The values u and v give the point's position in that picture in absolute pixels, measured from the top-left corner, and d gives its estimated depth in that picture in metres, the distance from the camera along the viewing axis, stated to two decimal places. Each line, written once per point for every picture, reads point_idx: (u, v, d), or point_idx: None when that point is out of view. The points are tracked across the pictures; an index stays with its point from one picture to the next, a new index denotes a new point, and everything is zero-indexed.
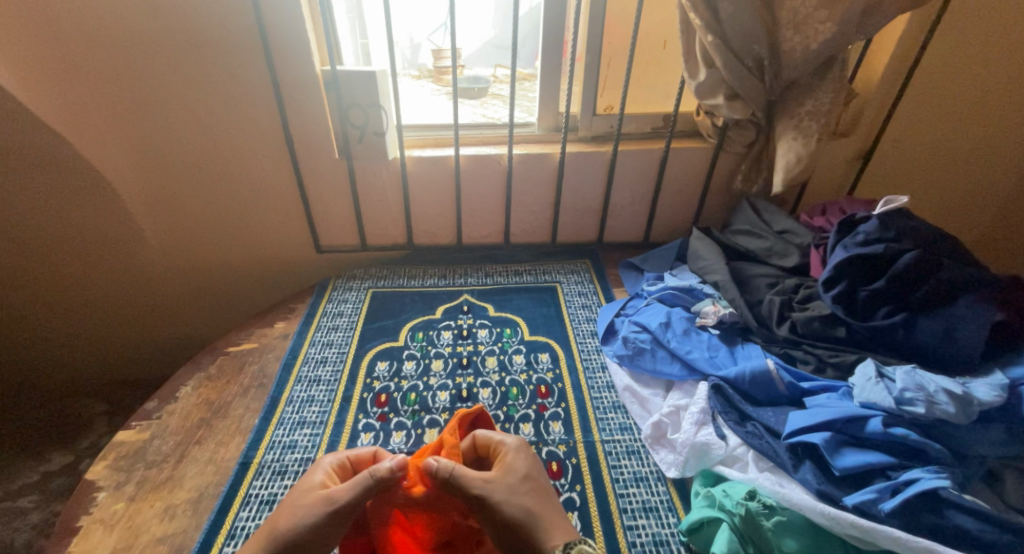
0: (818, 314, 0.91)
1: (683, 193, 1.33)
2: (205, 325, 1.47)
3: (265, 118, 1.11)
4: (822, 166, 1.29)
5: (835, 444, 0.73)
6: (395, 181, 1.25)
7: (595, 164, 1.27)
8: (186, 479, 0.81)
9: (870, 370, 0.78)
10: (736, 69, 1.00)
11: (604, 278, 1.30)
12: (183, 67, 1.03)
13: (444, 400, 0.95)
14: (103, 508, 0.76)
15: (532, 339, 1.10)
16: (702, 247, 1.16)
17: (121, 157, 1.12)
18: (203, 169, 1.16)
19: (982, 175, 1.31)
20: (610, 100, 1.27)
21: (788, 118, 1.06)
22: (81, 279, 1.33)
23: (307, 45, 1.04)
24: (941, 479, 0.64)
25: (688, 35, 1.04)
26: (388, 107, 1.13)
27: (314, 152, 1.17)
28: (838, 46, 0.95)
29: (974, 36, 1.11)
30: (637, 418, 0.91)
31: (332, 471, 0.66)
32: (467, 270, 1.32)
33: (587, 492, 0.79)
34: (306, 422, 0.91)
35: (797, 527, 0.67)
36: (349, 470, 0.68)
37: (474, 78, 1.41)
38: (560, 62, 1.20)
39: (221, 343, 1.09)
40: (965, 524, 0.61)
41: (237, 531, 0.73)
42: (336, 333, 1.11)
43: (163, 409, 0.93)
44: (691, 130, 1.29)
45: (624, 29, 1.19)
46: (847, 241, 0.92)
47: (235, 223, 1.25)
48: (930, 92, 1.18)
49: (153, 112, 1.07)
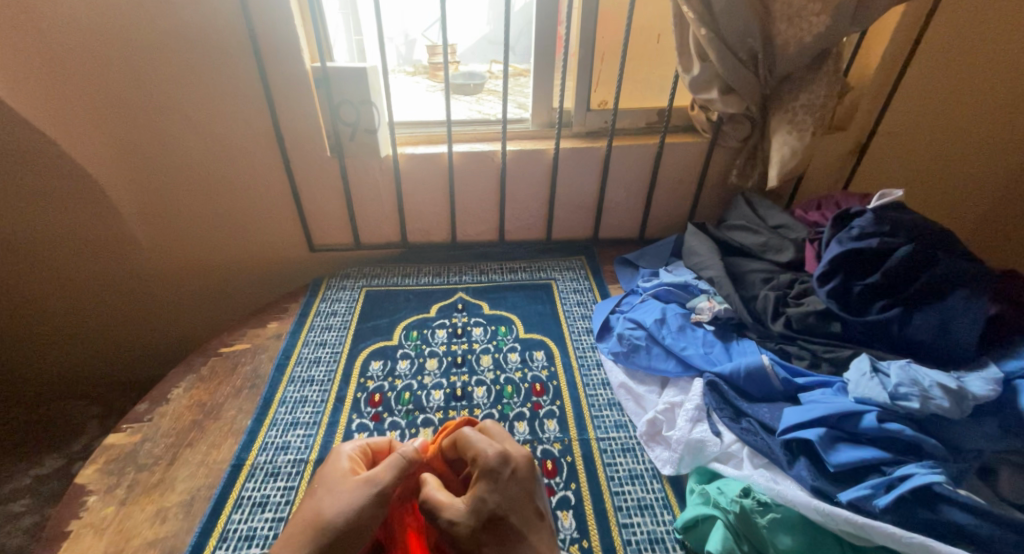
0: (812, 309, 0.90)
1: (678, 188, 1.33)
2: (198, 325, 1.46)
3: (256, 115, 1.10)
4: (818, 160, 1.29)
5: (829, 440, 0.72)
6: (388, 179, 1.24)
7: (589, 161, 1.27)
8: (177, 482, 0.80)
9: (865, 366, 0.78)
10: (730, 63, 0.99)
11: (599, 274, 1.29)
12: (170, 66, 1.02)
13: (438, 399, 0.95)
14: (93, 512, 0.75)
15: (526, 337, 1.10)
16: (697, 242, 1.15)
17: (109, 156, 1.11)
18: (193, 168, 1.14)
19: (978, 167, 1.31)
20: (603, 96, 1.27)
21: (782, 112, 1.05)
22: (72, 280, 1.32)
23: (296, 41, 1.03)
24: (935, 474, 0.64)
25: (682, 28, 1.03)
26: (379, 104, 1.12)
27: (306, 150, 1.16)
28: (832, 39, 0.94)
29: (969, 27, 1.10)
30: (632, 415, 0.91)
31: (355, 457, 0.65)
32: (461, 268, 1.32)
33: (582, 490, 0.79)
34: (299, 423, 0.90)
35: (792, 524, 0.67)
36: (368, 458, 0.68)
37: (468, 74, 1.40)
38: (553, 58, 1.19)
39: (213, 344, 1.08)
40: (960, 519, 0.61)
41: (229, 534, 0.73)
42: (329, 333, 1.11)
43: (154, 411, 0.92)
44: (686, 125, 1.29)
45: (618, 24, 1.18)
46: (842, 236, 0.91)
47: (227, 223, 1.24)
48: (926, 85, 1.18)
49: (140, 110, 1.06)
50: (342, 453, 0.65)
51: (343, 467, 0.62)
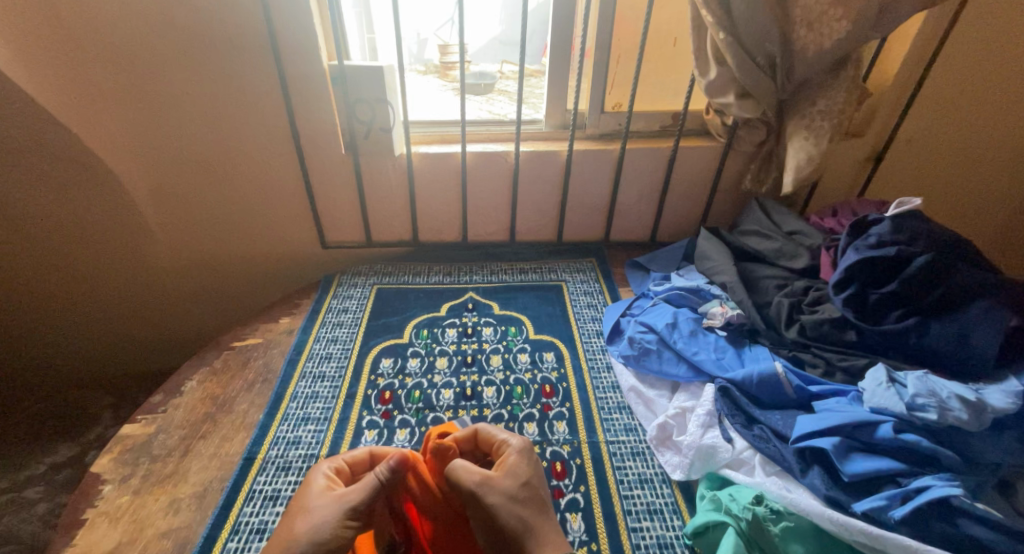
0: (827, 317, 0.89)
1: (691, 192, 1.32)
2: (210, 318, 1.47)
3: (272, 111, 1.11)
4: (833, 167, 1.27)
5: (843, 449, 0.72)
6: (401, 177, 1.24)
7: (602, 163, 1.26)
8: (190, 473, 0.81)
9: (882, 375, 0.77)
10: (748, 68, 0.99)
11: (610, 277, 1.29)
12: (191, 62, 1.03)
13: (448, 398, 0.95)
14: (108, 501, 0.76)
15: (536, 338, 1.10)
16: (709, 247, 1.15)
17: (128, 150, 1.12)
18: (210, 164, 1.16)
19: (995, 177, 1.29)
20: (618, 98, 1.26)
21: (799, 117, 1.05)
22: (88, 272, 1.33)
23: (315, 40, 1.04)
24: (953, 487, 0.63)
25: (700, 31, 1.03)
26: (395, 102, 1.12)
27: (321, 148, 1.17)
28: (852, 44, 0.93)
29: (991, 35, 1.09)
30: (642, 419, 0.91)
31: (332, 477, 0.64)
32: (472, 268, 1.32)
33: (591, 493, 0.79)
34: (310, 418, 0.91)
35: (804, 534, 0.66)
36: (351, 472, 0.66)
37: (481, 74, 1.40)
38: (569, 58, 1.19)
39: (226, 338, 1.09)
40: (978, 534, 0.60)
41: (241, 527, 0.74)
42: (340, 329, 1.11)
43: (168, 403, 0.93)
44: (701, 129, 1.28)
45: (634, 26, 1.17)
46: (859, 244, 0.90)
47: (241, 218, 1.25)
48: (945, 92, 1.16)
49: (160, 105, 1.07)
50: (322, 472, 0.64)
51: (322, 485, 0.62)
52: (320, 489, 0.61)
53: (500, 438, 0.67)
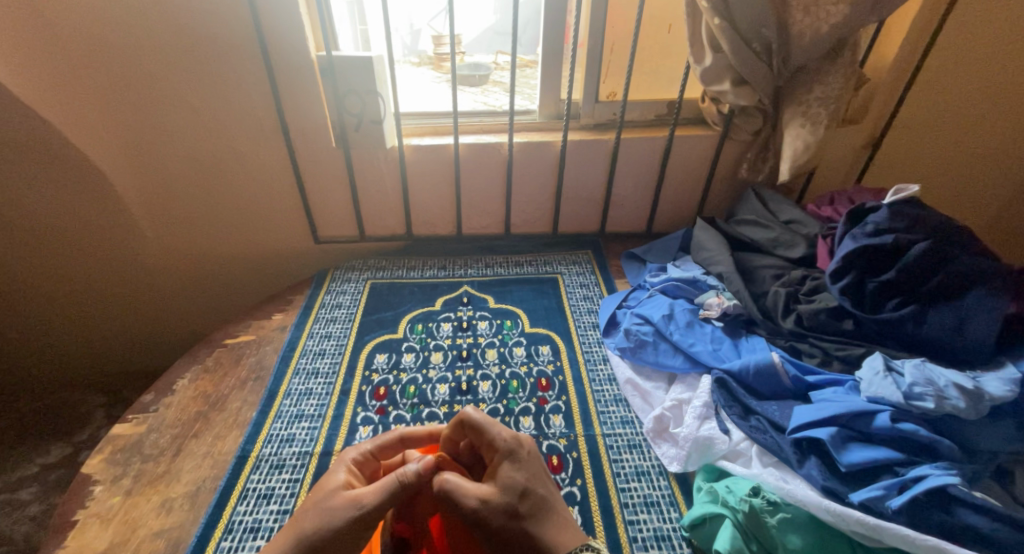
0: (823, 306, 0.89)
1: (687, 182, 1.31)
2: (203, 315, 1.46)
3: (260, 103, 1.08)
4: (830, 154, 1.26)
5: (840, 439, 0.71)
6: (393, 169, 1.22)
7: (597, 154, 1.25)
8: (183, 472, 0.80)
9: (879, 364, 0.76)
10: (744, 54, 0.97)
11: (606, 269, 1.28)
12: (174, 55, 1.01)
13: (443, 393, 0.94)
14: (99, 502, 0.75)
15: (532, 331, 1.09)
16: (706, 237, 1.13)
17: (113, 146, 1.10)
18: (198, 159, 1.14)
19: (991, 162, 1.28)
20: (612, 87, 1.24)
21: (796, 104, 1.03)
22: (79, 271, 1.32)
23: (301, 30, 1.01)
24: (950, 476, 0.63)
25: (695, 17, 1.01)
26: (386, 95, 1.10)
27: (311, 140, 1.15)
28: (850, 29, 0.92)
29: (990, 18, 1.07)
30: (639, 411, 0.90)
31: (356, 469, 0.62)
32: (467, 261, 1.31)
33: (587, 486, 0.78)
34: (304, 415, 0.90)
35: (801, 524, 0.66)
36: (372, 461, 0.64)
37: (474, 65, 1.39)
38: (562, 48, 1.16)
39: (218, 335, 1.08)
40: (974, 522, 0.60)
41: (235, 526, 0.73)
42: (334, 325, 1.10)
43: (160, 401, 0.92)
44: (697, 117, 1.26)
45: (629, 13, 1.15)
46: (855, 232, 0.89)
47: (231, 213, 1.23)
48: (944, 76, 1.15)
49: (144, 100, 1.05)
50: (346, 461, 0.62)
51: (341, 480, 0.59)
52: (337, 486, 0.58)
53: (492, 433, 0.59)
